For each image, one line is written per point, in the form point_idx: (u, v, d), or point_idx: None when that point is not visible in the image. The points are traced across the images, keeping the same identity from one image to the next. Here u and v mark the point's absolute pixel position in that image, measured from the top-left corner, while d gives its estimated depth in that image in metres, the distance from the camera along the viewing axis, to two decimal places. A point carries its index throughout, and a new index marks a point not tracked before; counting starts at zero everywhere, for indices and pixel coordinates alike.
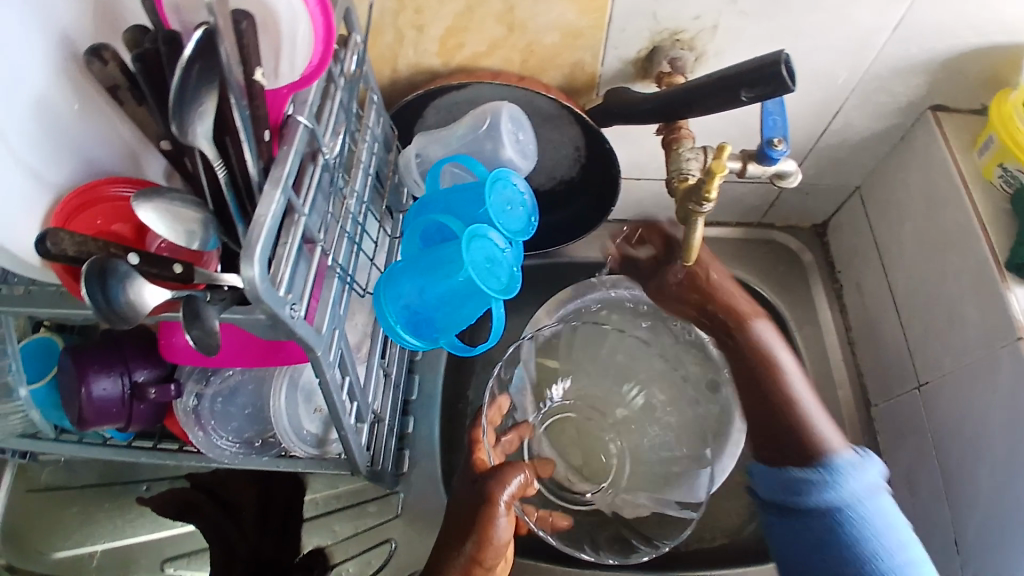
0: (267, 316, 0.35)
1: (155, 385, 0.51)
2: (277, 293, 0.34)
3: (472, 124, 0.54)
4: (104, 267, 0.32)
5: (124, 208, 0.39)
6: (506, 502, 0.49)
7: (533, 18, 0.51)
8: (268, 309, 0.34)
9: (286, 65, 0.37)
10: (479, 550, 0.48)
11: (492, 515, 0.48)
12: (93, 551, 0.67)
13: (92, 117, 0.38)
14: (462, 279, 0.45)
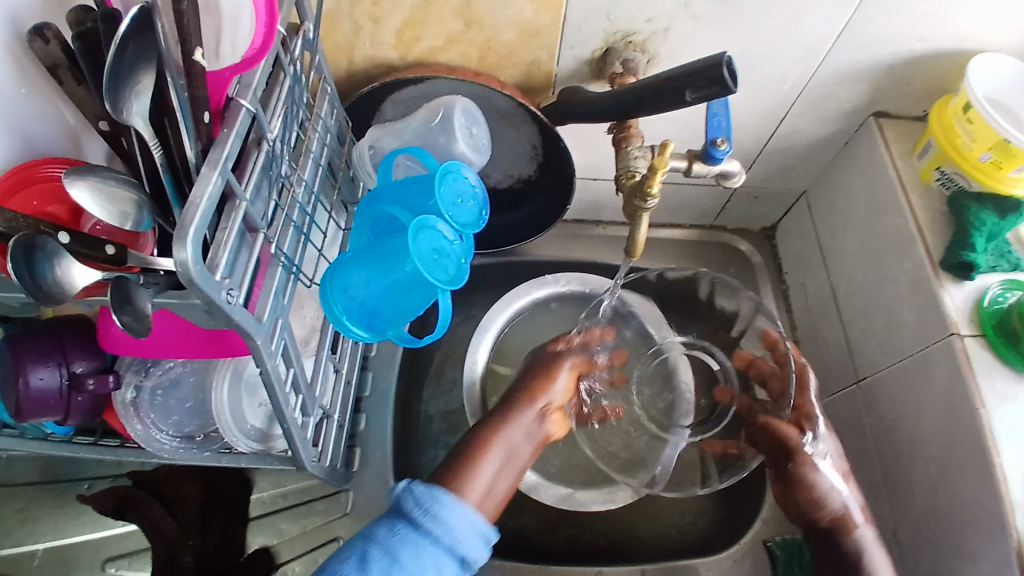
0: (202, 303, 0.34)
1: (93, 375, 0.49)
2: (213, 278, 0.34)
3: (425, 117, 0.54)
4: (37, 246, 0.32)
5: (59, 189, 0.38)
6: (570, 365, 0.63)
7: (490, 14, 0.51)
8: (202, 294, 0.33)
9: (226, 46, 0.38)
10: (545, 381, 0.60)
11: (557, 369, 0.61)
12: (34, 550, 0.64)
13: (31, 96, 0.37)
14: (408, 269, 0.45)
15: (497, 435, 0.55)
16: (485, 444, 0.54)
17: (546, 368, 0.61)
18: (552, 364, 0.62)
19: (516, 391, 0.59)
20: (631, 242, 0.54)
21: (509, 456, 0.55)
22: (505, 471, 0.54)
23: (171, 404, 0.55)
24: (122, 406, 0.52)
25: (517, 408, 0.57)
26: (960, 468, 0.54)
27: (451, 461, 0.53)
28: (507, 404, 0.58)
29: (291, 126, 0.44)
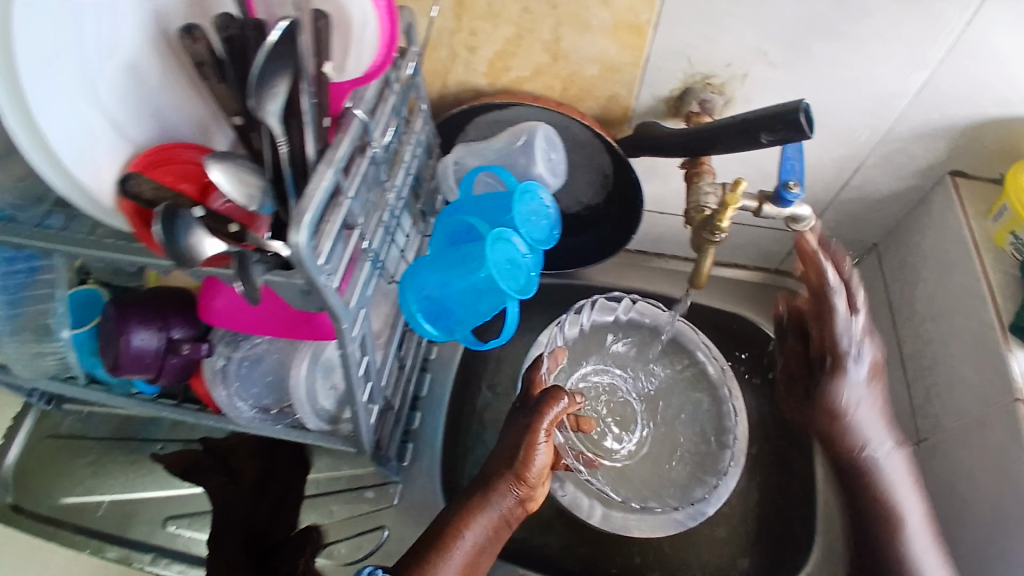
0: (305, 282, 0.39)
1: (189, 342, 0.56)
2: (317, 261, 0.38)
3: (509, 139, 0.58)
4: (178, 211, 0.37)
5: (190, 168, 0.42)
6: (546, 427, 0.53)
7: (577, 49, 0.55)
8: (307, 274, 0.37)
9: (351, 61, 0.42)
10: (522, 461, 0.52)
11: (533, 440, 0.52)
12: (100, 500, 0.71)
13: (178, 94, 0.44)
14: (482, 275, 0.48)
15: (473, 519, 0.50)
16: (460, 524, 0.50)
17: (520, 437, 0.53)
18: (527, 435, 0.53)
19: (494, 469, 0.53)
20: (698, 273, 0.56)
21: (488, 538, 0.51)
22: (487, 549, 0.51)
23: (251, 377, 0.59)
24: (207, 373, 0.58)
25: (495, 487, 0.52)
26: (1014, 538, 0.52)
27: (420, 547, 0.49)
28: (483, 479, 0.53)
29: (392, 138, 0.49)
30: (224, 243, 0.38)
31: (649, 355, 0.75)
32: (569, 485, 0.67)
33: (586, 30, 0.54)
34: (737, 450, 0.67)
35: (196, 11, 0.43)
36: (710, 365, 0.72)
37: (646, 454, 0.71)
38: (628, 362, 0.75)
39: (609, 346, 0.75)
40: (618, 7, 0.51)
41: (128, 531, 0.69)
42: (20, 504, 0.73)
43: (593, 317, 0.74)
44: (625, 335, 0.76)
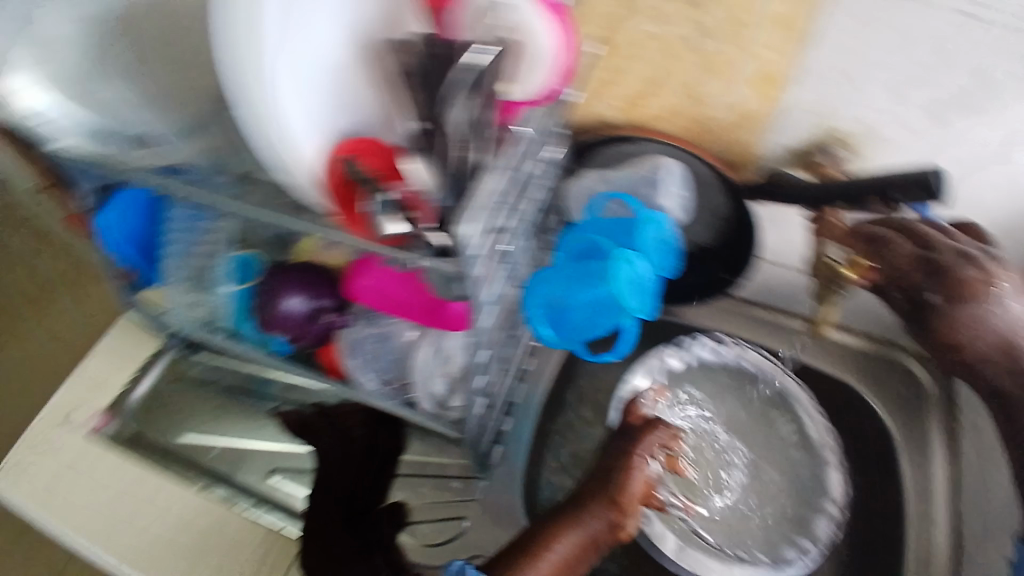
0: (459, 269, 0.47)
1: (333, 313, 0.65)
2: (473, 253, 0.46)
3: (638, 170, 0.64)
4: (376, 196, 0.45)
5: (381, 158, 0.47)
6: (642, 455, 0.57)
7: (713, 95, 0.59)
8: (462, 262, 0.45)
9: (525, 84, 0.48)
10: (617, 485, 0.56)
11: (628, 466, 0.57)
12: (213, 443, 0.80)
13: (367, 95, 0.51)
14: (605, 290, 0.53)
15: (565, 534, 0.54)
16: (553, 537, 0.54)
17: (619, 461, 0.57)
18: (623, 460, 0.57)
19: (589, 492, 0.57)
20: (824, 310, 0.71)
21: (579, 555, 0.54)
22: (577, 566, 0.54)
23: (377, 353, 0.67)
24: (342, 343, 0.67)
25: (589, 508, 0.55)
26: None
27: (515, 553, 0.54)
28: (578, 497, 0.57)
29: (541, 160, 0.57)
30: (407, 225, 0.44)
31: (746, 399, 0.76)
32: (656, 520, 0.68)
33: (725, 78, 0.58)
34: (828, 513, 0.68)
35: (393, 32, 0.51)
36: (806, 417, 0.73)
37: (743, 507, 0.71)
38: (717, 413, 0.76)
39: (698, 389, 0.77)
40: (762, 60, 0.55)
41: (237, 475, 0.78)
42: (142, 433, 0.81)
43: (699, 355, 0.77)
44: (729, 379, 0.77)
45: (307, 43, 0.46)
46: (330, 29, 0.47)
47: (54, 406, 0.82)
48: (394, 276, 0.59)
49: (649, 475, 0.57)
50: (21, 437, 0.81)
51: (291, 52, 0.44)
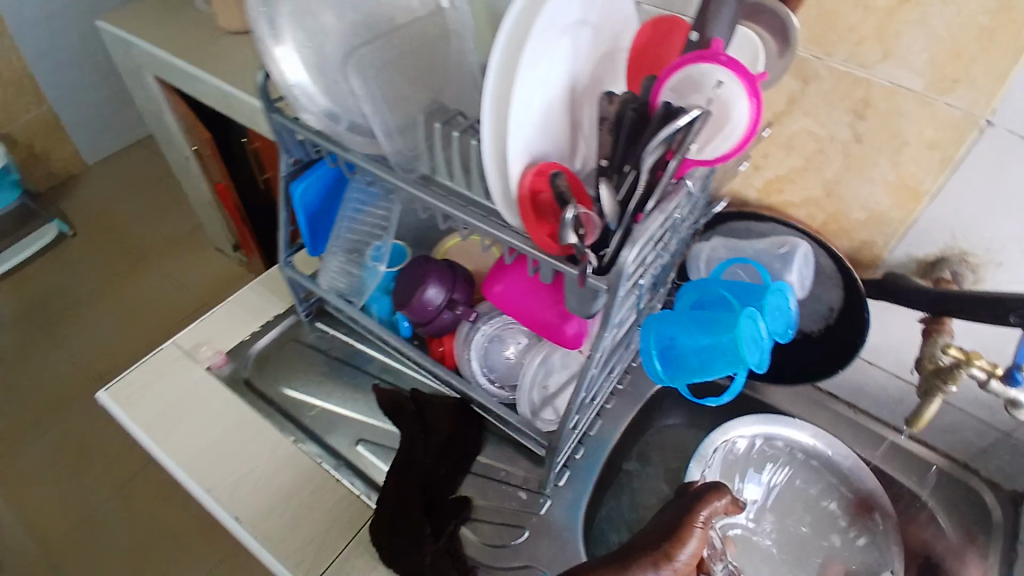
0: (607, 287, 0.54)
1: (463, 305, 0.74)
2: (625, 275, 0.53)
3: (772, 244, 0.72)
4: (566, 203, 0.52)
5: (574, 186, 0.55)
6: (702, 517, 0.61)
7: (853, 195, 0.70)
8: (616, 280, 0.53)
9: (710, 147, 0.54)
10: (673, 541, 0.59)
11: (687, 524, 0.60)
12: (314, 404, 0.87)
13: (566, 130, 0.61)
14: (727, 338, 0.59)
15: None
16: None
17: (679, 520, 0.61)
18: (683, 520, 0.61)
19: (646, 544, 0.60)
20: (914, 415, 0.67)
21: None
22: None
23: (493, 355, 0.75)
24: (460, 336, 0.76)
25: (639, 562, 0.58)
26: None
27: None
28: (632, 552, 0.60)
29: (690, 213, 0.64)
30: (578, 240, 0.52)
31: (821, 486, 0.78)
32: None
33: (867, 183, 0.68)
34: None
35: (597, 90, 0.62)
36: (879, 511, 0.74)
37: None
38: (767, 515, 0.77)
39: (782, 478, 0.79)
40: (904, 170, 0.65)
41: (328, 438, 0.84)
42: (251, 380, 0.89)
43: (797, 439, 0.78)
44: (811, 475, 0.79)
45: (541, 83, 0.55)
46: (559, 76, 0.57)
47: (186, 336, 0.92)
48: (529, 288, 0.69)
49: (706, 540, 0.61)
50: (150, 357, 0.90)
51: (531, 88, 0.54)
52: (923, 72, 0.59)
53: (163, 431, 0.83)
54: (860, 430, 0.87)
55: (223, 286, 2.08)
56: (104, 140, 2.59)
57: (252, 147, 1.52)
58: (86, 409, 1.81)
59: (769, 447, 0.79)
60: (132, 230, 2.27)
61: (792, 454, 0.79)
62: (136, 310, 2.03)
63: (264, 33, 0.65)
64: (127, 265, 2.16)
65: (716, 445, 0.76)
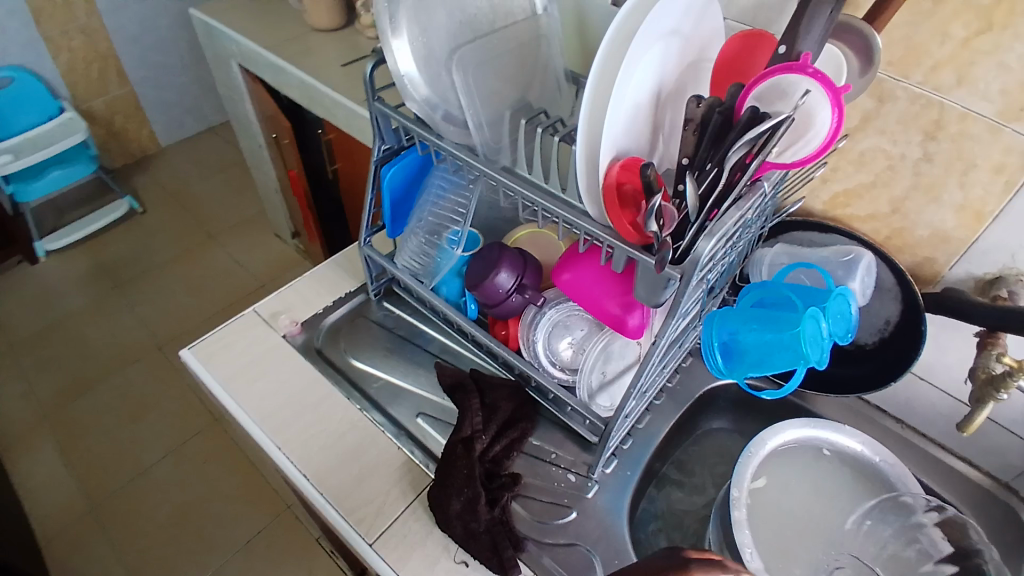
0: (682, 275, 0.58)
1: (531, 291, 0.77)
2: (700, 265, 0.57)
3: (838, 253, 0.74)
4: (652, 192, 0.55)
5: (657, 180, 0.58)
6: None
7: (919, 214, 0.74)
8: (692, 269, 0.57)
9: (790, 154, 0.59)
10: None
11: None
12: (378, 375, 0.92)
13: (655, 130, 0.66)
14: (790, 334, 0.63)
15: None
16: None
17: None
18: None
19: None
20: (966, 421, 0.68)
21: None
22: None
23: (557, 341, 0.80)
24: (524, 321, 0.80)
25: None
26: None
27: None
28: None
29: (759, 217, 0.68)
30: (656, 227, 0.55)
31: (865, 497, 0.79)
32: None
33: (932, 205, 0.73)
34: None
35: (682, 96, 0.67)
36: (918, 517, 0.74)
37: None
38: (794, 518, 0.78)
39: (827, 482, 0.80)
40: (970, 191, 0.69)
41: (390, 407, 0.89)
42: (323, 349, 0.95)
43: (845, 445, 0.80)
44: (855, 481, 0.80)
45: (637, 84, 0.60)
46: (650, 81, 0.62)
47: (266, 304, 0.99)
48: (597, 277, 0.73)
49: None
50: (231, 320, 0.97)
51: (627, 91, 0.59)
52: (995, 100, 0.63)
53: (242, 388, 0.89)
54: (906, 445, 0.90)
55: (278, 271, 2.17)
56: (179, 126, 2.74)
57: (325, 138, 1.61)
58: (144, 374, 1.91)
59: (815, 450, 0.81)
60: (197, 212, 2.39)
61: (837, 460, 0.81)
62: (197, 286, 2.14)
63: (386, 27, 0.71)
64: (192, 244, 2.28)
65: (766, 447, 0.78)
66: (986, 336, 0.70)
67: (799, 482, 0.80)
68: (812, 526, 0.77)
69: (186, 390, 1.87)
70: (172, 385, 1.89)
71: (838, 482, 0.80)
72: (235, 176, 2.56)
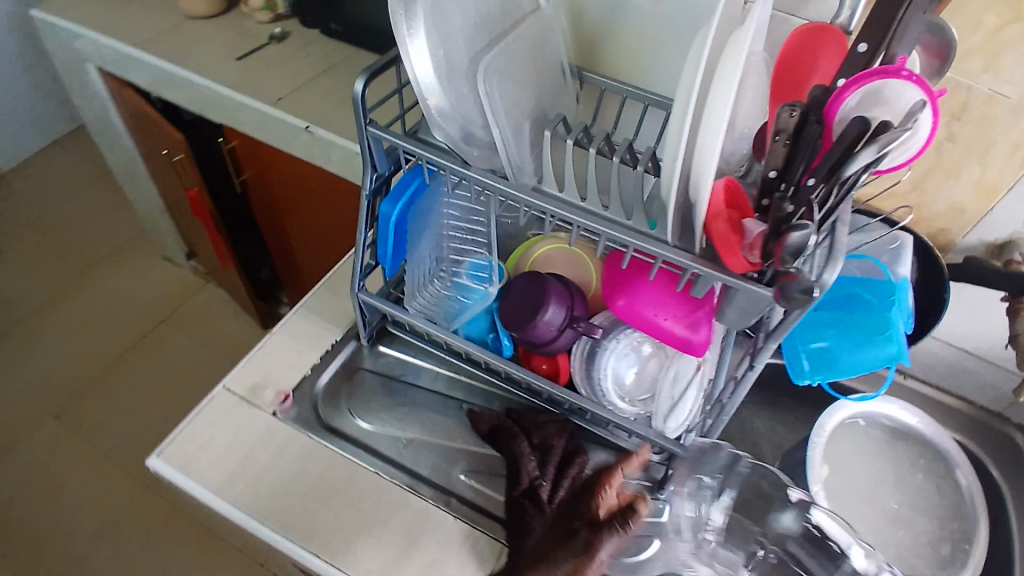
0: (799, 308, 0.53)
1: (584, 322, 0.70)
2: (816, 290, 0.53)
3: (880, 239, 0.73)
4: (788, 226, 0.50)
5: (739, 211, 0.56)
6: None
7: (937, 190, 0.75)
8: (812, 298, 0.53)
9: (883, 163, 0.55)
10: None
11: None
12: (403, 435, 0.81)
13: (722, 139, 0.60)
14: (880, 338, 0.64)
15: None
16: None
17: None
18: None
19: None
20: None
21: None
22: None
23: (619, 372, 0.74)
24: (578, 354, 0.74)
25: None
26: None
27: None
28: None
29: None
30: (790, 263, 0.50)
31: (914, 463, 0.82)
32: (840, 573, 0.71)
33: (950, 182, 0.74)
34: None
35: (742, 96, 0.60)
36: (961, 474, 0.80)
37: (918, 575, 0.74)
38: (852, 493, 0.79)
39: (873, 451, 0.83)
40: (990, 167, 0.70)
41: (426, 469, 0.79)
42: (324, 417, 0.81)
43: (884, 415, 0.84)
44: (892, 448, 0.83)
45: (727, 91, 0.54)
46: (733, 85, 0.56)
47: (238, 377, 0.83)
48: (659, 299, 0.68)
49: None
50: (200, 406, 0.81)
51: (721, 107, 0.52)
52: (1021, 83, 0.63)
53: (240, 488, 0.74)
54: (921, 397, 0.93)
55: (178, 299, 1.97)
56: (20, 142, 2.27)
57: (227, 147, 1.42)
58: (46, 446, 1.67)
59: (857, 423, 0.84)
60: (62, 245, 2.07)
61: (875, 428, 0.84)
62: (87, 330, 1.89)
63: (401, 25, 0.57)
64: (67, 282, 1.99)
65: (827, 430, 0.80)
66: (1015, 302, 0.74)
67: (851, 458, 0.82)
68: (871, 496, 0.79)
69: (103, 459, 1.65)
70: (83, 456, 1.66)
71: (884, 449, 0.83)
72: (99, 193, 2.22)
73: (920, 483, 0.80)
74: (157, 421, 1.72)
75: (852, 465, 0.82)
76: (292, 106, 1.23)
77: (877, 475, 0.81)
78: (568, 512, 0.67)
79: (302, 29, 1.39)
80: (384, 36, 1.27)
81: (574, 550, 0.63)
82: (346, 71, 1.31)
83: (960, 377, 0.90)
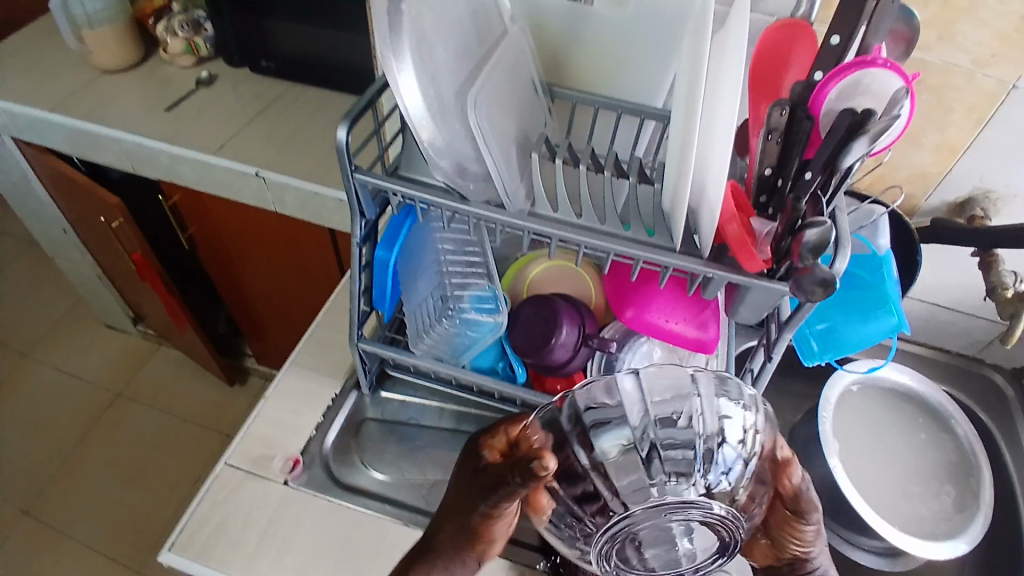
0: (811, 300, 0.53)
1: (598, 337, 0.70)
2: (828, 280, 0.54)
3: (856, 216, 0.76)
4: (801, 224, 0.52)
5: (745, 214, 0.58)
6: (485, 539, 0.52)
7: (901, 158, 0.79)
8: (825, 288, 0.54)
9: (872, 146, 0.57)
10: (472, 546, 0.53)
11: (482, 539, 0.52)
12: (422, 480, 0.78)
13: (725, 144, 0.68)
14: (881, 312, 0.66)
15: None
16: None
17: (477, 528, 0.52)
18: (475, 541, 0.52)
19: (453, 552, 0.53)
20: (1007, 334, 0.78)
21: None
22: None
23: None
24: (593, 371, 0.73)
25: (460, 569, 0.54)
26: None
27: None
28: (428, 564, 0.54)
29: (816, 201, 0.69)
30: (808, 257, 0.52)
31: (916, 424, 0.86)
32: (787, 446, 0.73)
33: (914, 150, 0.78)
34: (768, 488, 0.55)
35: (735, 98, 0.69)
36: (957, 424, 0.84)
37: (939, 528, 0.78)
38: (863, 460, 0.83)
39: (874, 415, 0.86)
40: (948, 133, 0.75)
41: None
42: (337, 476, 0.78)
43: (880, 379, 0.88)
44: (891, 409, 0.87)
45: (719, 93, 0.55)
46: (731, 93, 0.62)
47: (240, 451, 0.78)
48: (668, 304, 0.68)
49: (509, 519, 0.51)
50: (203, 489, 0.76)
51: (716, 115, 0.53)
52: (969, 51, 0.68)
53: (264, 567, 0.71)
54: (903, 354, 0.98)
55: (127, 368, 1.85)
56: None
57: (169, 205, 1.35)
58: (15, 551, 1.55)
59: (855, 391, 0.87)
60: None
61: (871, 392, 0.88)
62: (35, 418, 1.76)
63: (389, 64, 0.56)
64: (4, 369, 1.85)
65: (831, 403, 0.83)
66: (985, 253, 0.79)
67: (856, 426, 0.85)
68: (880, 459, 0.83)
69: (81, 554, 1.55)
70: (57, 554, 1.55)
71: (883, 411, 0.87)
72: (25, 268, 2.07)
73: (924, 442, 0.85)
74: (132, 502, 1.62)
75: (858, 432, 0.85)
76: (239, 153, 1.17)
77: (882, 437, 0.85)
78: (477, 470, 0.52)
79: (230, 70, 1.33)
80: (321, 67, 1.24)
81: (469, 515, 0.51)
82: (285, 107, 1.26)
83: (937, 329, 0.96)
